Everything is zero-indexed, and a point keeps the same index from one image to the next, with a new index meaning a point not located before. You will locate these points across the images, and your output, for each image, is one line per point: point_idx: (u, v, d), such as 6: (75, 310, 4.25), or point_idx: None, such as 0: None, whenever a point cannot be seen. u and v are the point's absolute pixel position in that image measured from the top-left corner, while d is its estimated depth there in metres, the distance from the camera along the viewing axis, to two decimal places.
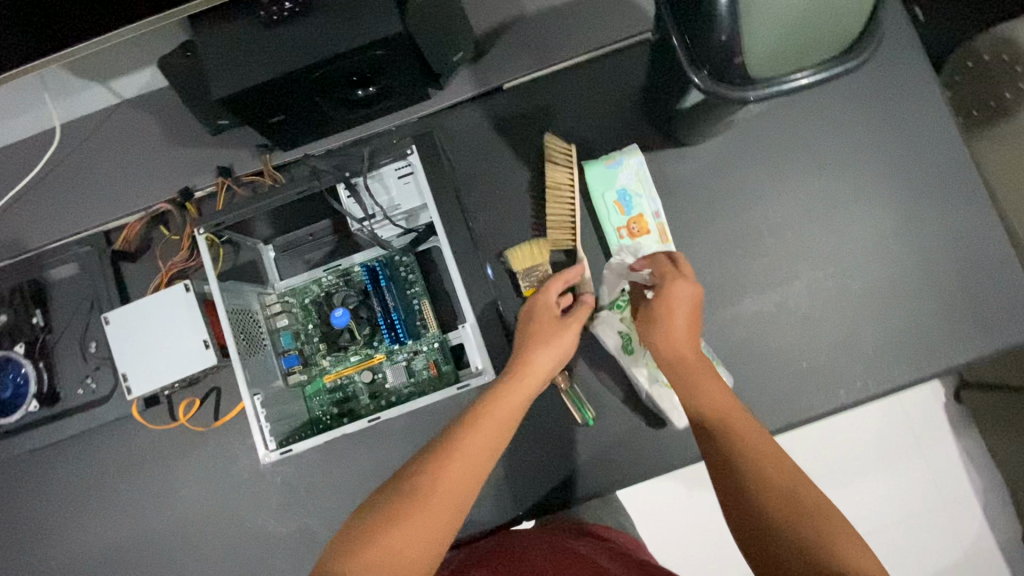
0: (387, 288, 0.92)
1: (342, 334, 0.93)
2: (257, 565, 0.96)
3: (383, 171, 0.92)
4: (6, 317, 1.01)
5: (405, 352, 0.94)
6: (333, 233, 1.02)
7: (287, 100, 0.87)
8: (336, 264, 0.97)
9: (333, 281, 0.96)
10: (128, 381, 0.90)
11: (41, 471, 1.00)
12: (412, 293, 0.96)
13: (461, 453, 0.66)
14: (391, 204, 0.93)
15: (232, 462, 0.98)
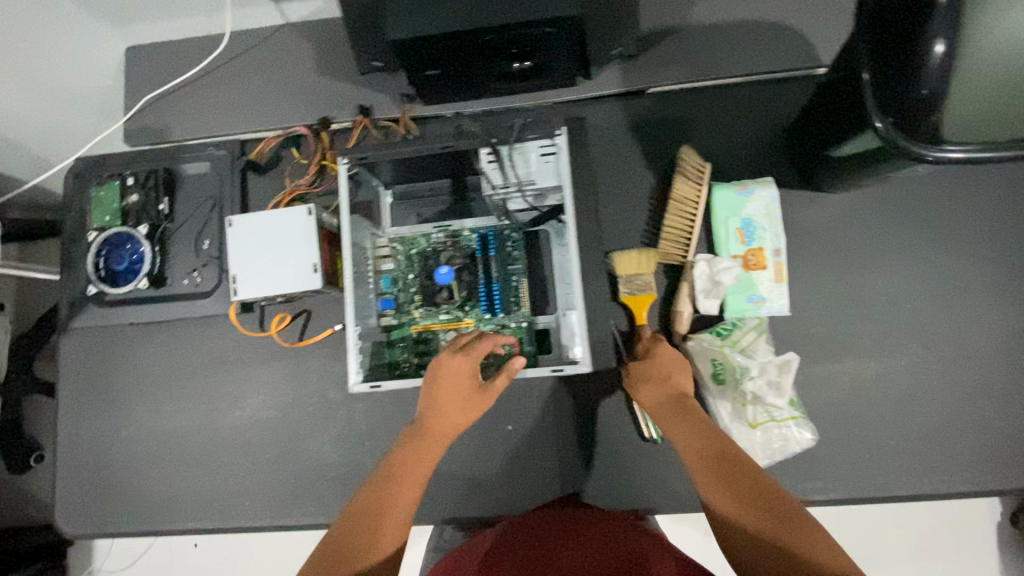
0: (495, 259, 0.95)
1: (442, 291, 0.95)
2: (304, 483, 1.01)
3: (527, 146, 0.93)
4: (138, 198, 1.07)
5: (493, 324, 0.96)
6: (450, 193, 1.04)
7: (448, 56, 0.88)
8: (448, 224, 1.00)
9: (442, 240, 0.99)
10: (236, 284, 0.95)
11: (130, 344, 1.06)
12: (513, 269, 0.97)
13: (389, 504, 0.75)
14: (527, 179, 0.95)
15: (307, 383, 1.02)
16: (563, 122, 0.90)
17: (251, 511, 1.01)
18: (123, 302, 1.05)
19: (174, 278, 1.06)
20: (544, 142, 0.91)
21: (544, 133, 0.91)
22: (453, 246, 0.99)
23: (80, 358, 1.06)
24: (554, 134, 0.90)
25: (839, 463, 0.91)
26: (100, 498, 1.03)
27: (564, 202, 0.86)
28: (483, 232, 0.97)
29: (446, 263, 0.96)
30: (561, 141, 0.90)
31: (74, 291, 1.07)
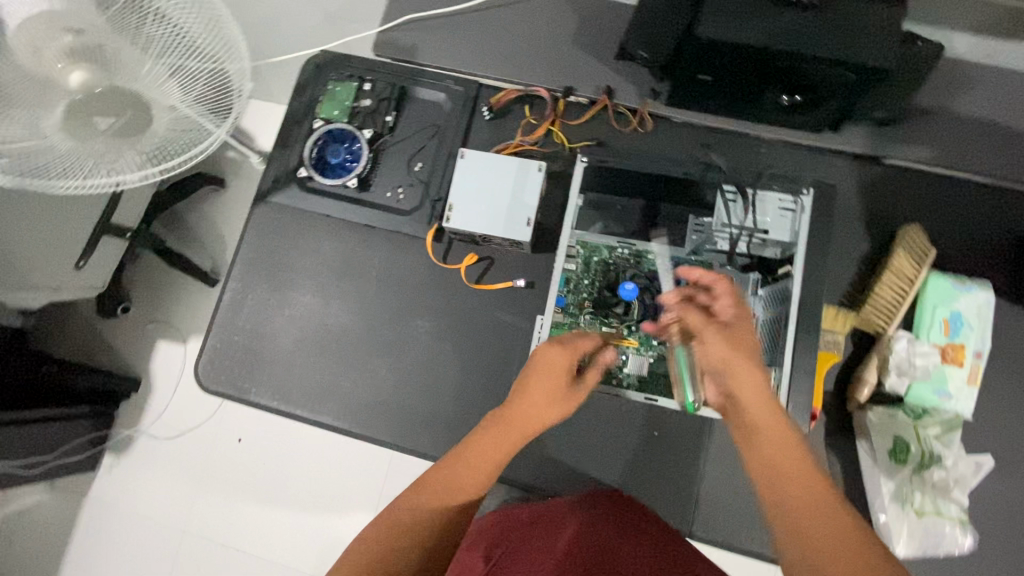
0: (686, 292, 0.96)
1: (622, 307, 0.94)
2: (441, 416, 1.02)
3: (769, 195, 0.96)
4: (369, 104, 1.11)
5: (657, 351, 0.95)
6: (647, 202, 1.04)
7: (734, 67, 0.90)
8: (634, 243, 0.99)
9: (626, 257, 0.99)
10: (450, 214, 0.98)
11: (318, 234, 1.10)
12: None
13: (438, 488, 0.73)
14: (761, 226, 0.94)
15: (472, 325, 1.05)
16: (810, 184, 0.95)
17: (381, 426, 1.03)
18: (324, 193, 1.10)
19: (378, 187, 1.09)
20: (786, 197, 0.95)
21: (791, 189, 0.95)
22: (635, 265, 0.98)
23: (266, 230, 1.10)
24: (802, 191, 0.94)
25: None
26: (245, 364, 1.06)
27: (796, 262, 0.90)
28: (677, 261, 0.98)
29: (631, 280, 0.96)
30: (804, 203, 0.93)
31: (282, 168, 1.11)
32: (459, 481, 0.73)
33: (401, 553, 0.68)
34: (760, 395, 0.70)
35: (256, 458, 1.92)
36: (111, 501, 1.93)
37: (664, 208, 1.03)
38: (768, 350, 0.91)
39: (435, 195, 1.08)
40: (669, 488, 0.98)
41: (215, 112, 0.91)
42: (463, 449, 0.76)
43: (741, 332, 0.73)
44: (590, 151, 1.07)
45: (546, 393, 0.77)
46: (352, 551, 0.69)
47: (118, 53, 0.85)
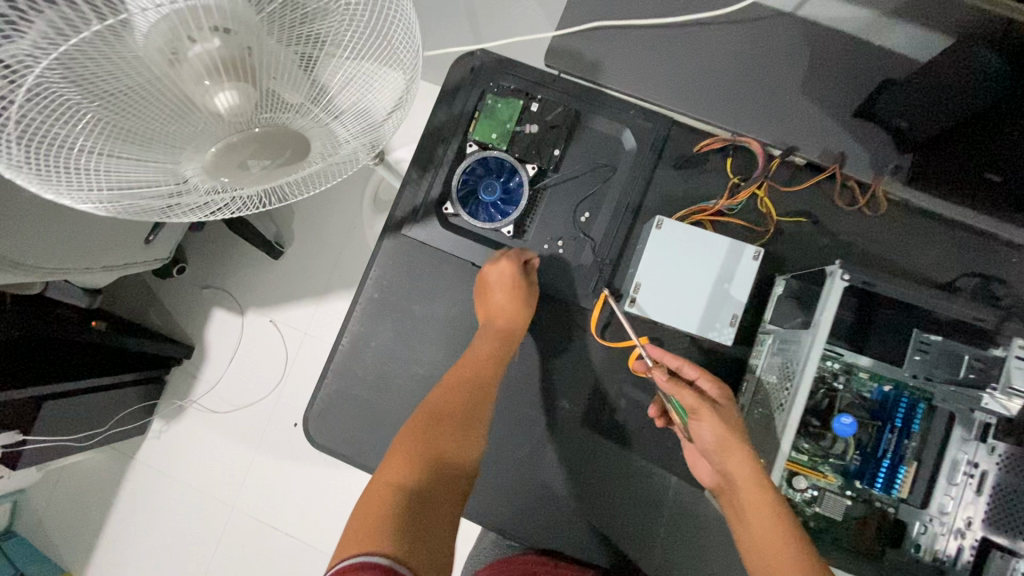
0: (912, 433, 0.81)
1: (828, 439, 0.80)
2: (580, 516, 0.90)
3: None
4: (535, 131, 0.91)
5: (853, 492, 0.83)
6: (863, 299, 0.87)
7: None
8: (850, 354, 0.81)
9: (835, 372, 0.83)
10: (635, 296, 0.81)
11: (456, 281, 0.93)
12: (907, 447, 0.81)
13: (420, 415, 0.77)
14: None
15: (627, 416, 0.91)
16: None
17: (512, 516, 0.90)
18: (470, 235, 0.92)
19: (534, 236, 0.92)
20: None
21: None
22: (846, 384, 0.83)
23: (396, 268, 0.93)
24: None
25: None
26: (361, 422, 0.93)
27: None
28: (904, 392, 0.83)
29: (845, 408, 0.80)
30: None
31: (420, 196, 0.93)
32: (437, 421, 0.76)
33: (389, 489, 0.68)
34: (749, 473, 0.69)
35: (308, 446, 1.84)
36: (159, 468, 1.88)
37: (881, 316, 0.87)
38: (1006, 531, 0.76)
39: (602, 257, 0.90)
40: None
41: (364, 122, 0.70)
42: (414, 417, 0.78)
43: (728, 415, 0.75)
44: (800, 230, 0.88)
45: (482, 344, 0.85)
46: (359, 504, 0.66)
47: (268, 55, 0.57)
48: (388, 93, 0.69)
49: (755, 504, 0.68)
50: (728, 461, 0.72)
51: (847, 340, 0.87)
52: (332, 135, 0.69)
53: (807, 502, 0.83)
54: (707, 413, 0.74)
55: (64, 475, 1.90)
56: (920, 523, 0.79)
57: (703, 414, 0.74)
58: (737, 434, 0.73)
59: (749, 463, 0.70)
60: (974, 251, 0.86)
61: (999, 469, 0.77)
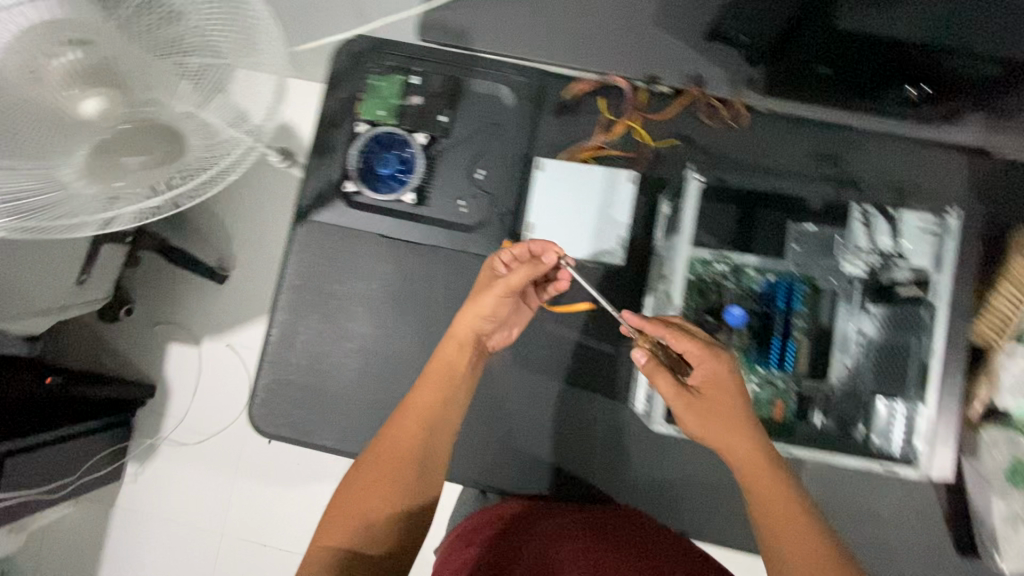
0: (795, 313, 0.88)
1: (725, 332, 0.87)
2: (524, 450, 0.95)
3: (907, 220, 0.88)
4: (420, 102, 0.96)
5: (759, 377, 0.88)
6: (740, 206, 0.94)
7: (831, 43, 0.85)
8: (733, 254, 0.89)
9: (722, 272, 0.90)
10: (529, 234, 0.87)
11: (370, 256, 0.98)
12: (799, 326, 0.88)
13: (395, 440, 0.79)
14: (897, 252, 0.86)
15: (551, 351, 0.97)
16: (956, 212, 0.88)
17: (458, 462, 0.95)
18: (375, 209, 0.97)
19: (436, 200, 0.97)
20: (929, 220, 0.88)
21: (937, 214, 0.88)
22: (736, 283, 0.90)
23: (312, 253, 0.98)
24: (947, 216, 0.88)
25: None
26: (305, 403, 0.97)
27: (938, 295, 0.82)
28: (786, 279, 0.89)
29: (734, 303, 0.88)
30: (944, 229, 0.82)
31: (323, 182, 0.97)
32: (381, 474, 0.77)
33: (367, 498, 0.76)
34: (743, 449, 0.71)
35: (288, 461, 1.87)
36: (142, 508, 1.88)
37: (760, 217, 0.94)
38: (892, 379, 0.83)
39: (503, 208, 0.96)
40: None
41: (247, 117, 0.69)
42: (397, 427, 0.79)
43: (718, 398, 0.72)
44: (676, 152, 0.95)
45: (458, 346, 0.82)
46: (352, 498, 0.76)
47: (126, 62, 0.61)
48: (264, 88, 0.69)
49: (753, 477, 0.70)
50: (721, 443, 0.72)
51: (734, 242, 0.94)
52: (211, 131, 0.67)
53: None
54: (683, 401, 0.74)
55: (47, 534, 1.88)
56: (824, 392, 0.86)
57: (695, 405, 0.73)
58: (736, 419, 0.72)
59: (749, 447, 0.71)
60: (832, 142, 0.94)
61: (880, 329, 0.86)
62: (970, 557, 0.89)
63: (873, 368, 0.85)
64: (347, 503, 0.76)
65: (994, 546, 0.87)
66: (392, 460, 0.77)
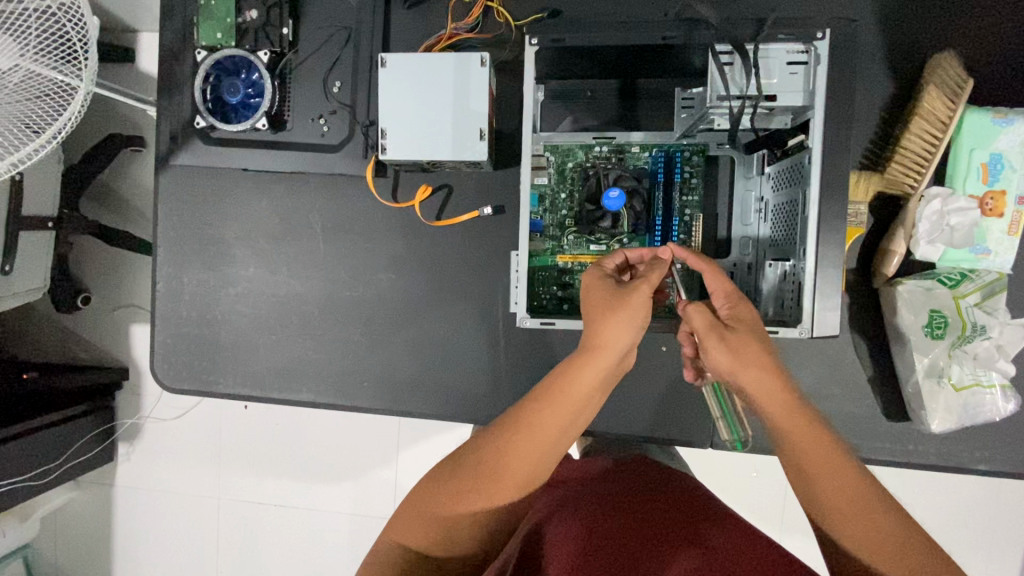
0: (679, 186, 0.81)
1: (608, 219, 0.80)
2: (427, 374, 0.91)
3: (771, 49, 0.64)
4: (257, 16, 0.87)
5: None
6: (618, 79, 0.85)
7: None
8: (613, 134, 0.80)
9: (604, 156, 0.83)
10: (384, 143, 0.80)
11: (242, 193, 0.93)
12: (687, 201, 0.81)
13: (510, 473, 0.61)
14: (767, 94, 0.65)
15: (442, 268, 0.90)
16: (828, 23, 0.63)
17: (363, 394, 0.92)
18: (234, 143, 0.91)
19: (295, 123, 0.90)
20: (793, 48, 0.65)
21: (796, 35, 0.65)
22: (618, 163, 0.83)
23: (182, 200, 0.94)
24: (815, 37, 0.64)
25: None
26: (203, 354, 0.95)
27: (813, 136, 0.64)
28: (667, 150, 0.81)
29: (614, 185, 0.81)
30: (819, 51, 0.63)
31: (176, 122, 0.91)
32: (477, 494, 0.61)
33: (447, 511, 0.61)
34: (827, 457, 0.57)
35: (252, 450, 1.67)
36: (128, 510, 1.78)
37: (643, 86, 0.84)
38: (784, 241, 0.74)
39: (364, 120, 0.88)
40: (697, 414, 0.87)
41: None
42: (503, 448, 0.61)
43: (749, 338, 0.62)
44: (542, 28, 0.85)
45: (600, 365, 0.62)
46: (434, 515, 0.62)
47: None
48: None
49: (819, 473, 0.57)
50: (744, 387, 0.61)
51: (619, 121, 0.85)
52: None
53: None
54: (716, 337, 0.62)
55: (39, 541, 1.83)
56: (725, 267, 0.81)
57: (737, 340, 0.62)
58: (810, 430, 0.58)
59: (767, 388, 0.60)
60: None
61: (773, 189, 0.77)
62: (899, 420, 0.84)
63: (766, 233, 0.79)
64: (423, 509, 0.62)
65: (922, 408, 0.80)
66: (493, 477, 0.61)
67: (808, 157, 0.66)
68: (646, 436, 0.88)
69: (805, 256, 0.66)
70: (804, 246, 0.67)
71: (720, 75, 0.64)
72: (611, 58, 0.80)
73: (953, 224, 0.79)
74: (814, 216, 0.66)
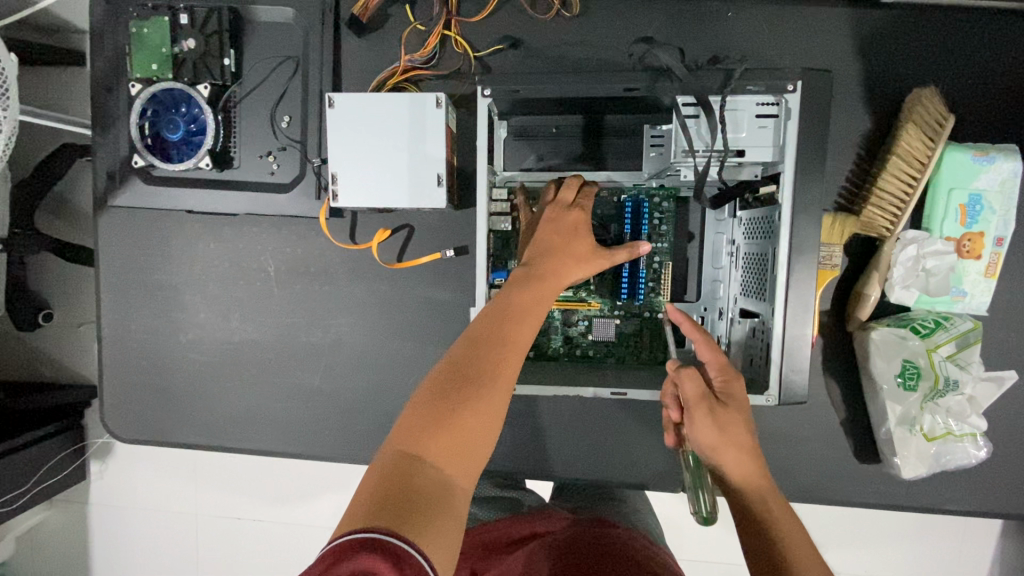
0: (648, 235, 0.78)
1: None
2: (391, 421, 0.87)
3: (739, 100, 0.61)
4: (194, 45, 0.80)
5: (623, 310, 0.79)
6: (583, 115, 0.80)
7: None
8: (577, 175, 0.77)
9: None
10: (336, 188, 0.75)
11: (189, 234, 0.87)
12: (657, 247, 0.78)
13: (465, 430, 0.51)
14: (736, 149, 0.61)
15: (404, 311, 0.86)
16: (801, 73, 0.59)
17: (326, 443, 0.89)
18: (177, 181, 0.85)
19: (243, 161, 0.84)
20: (763, 99, 0.61)
21: (767, 85, 0.60)
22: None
23: (125, 241, 0.88)
24: (786, 88, 0.60)
25: (1004, 491, 0.81)
26: (155, 404, 0.90)
27: (784, 193, 0.61)
28: (636, 195, 0.78)
29: None
30: (790, 105, 0.60)
31: (114, 160, 0.85)
32: (437, 450, 0.49)
33: (464, 454, 0.51)
34: (794, 544, 0.53)
35: (222, 469, 1.58)
36: (101, 533, 1.72)
37: (610, 122, 0.80)
38: (755, 295, 0.70)
39: (316, 158, 0.82)
40: (669, 459, 0.85)
41: None
42: (473, 400, 0.52)
43: (738, 418, 0.59)
44: (502, 61, 0.80)
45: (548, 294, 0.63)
46: (450, 431, 0.50)
47: None
48: None
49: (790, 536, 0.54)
50: (725, 467, 0.58)
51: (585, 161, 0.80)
52: None
53: (583, 333, 0.80)
54: (706, 410, 0.58)
55: (13, 563, 1.79)
56: (694, 313, 0.78)
57: (723, 419, 0.58)
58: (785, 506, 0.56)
59: (748, 468, 0.57)
60: (690, 18, 0.77)
61: (745, 235, 0.74)
62: (872, 464, 0.82)
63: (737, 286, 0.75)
64: (376, 485, 0.47)
65: (894, 455, 0.78)
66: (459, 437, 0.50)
67: (781, 215, 0.62)
68: (617, 482, 0.86)
69: (773, 317, 0.64)
70: (774, 306, 0.64)
71: (685, 131, 0.60)
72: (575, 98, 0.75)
73: (927, 267, 0.77)
74: (786, 277, 0.63)
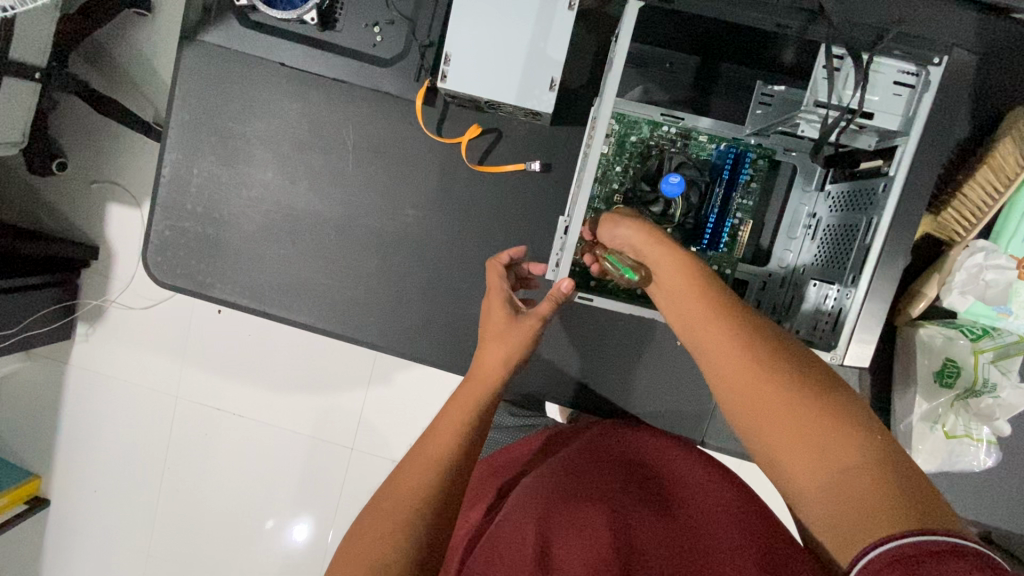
0: (741, 187, 0.78)
1: (661, 204, 0.76)
2: (435, 319, 0.88)
3: (880, 65, 0.62)
4: None
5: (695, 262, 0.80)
6: (699, 57, 0.80)
7: None
8: (685, 118, 0.75)
9: (669, 136, 0.78)
10: (445, 69, 0.73)
11: (273, 89, 0.85)
12: (740, 205, 0.79)
13: (402, 476, 0.63)
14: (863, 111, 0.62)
15: (472, 214, 0.86)
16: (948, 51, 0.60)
17: (364, 328, 0.88)
18: (274, 31, 0.82)
19: (345, 26, 0.81)
20: (902, 70, 0.62)
21: (911, 55, 0.61)
22: (681, 149, 0.79)
23: (205, 81, 0.85)
24: (930, 63, 0.61)
25: (993, 503, 0.86)
26: (200, 253, 0.89)
27: (901, 163, 0.61)
28: (736, 148, 0.78)
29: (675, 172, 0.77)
30: (930, 77, 0.60)
31: None
32: (397, 487, 0.63)
33: (446, 449, 0.64)
34: (732, 360, 0.53)
35: (216, 351, 1.51)
36: (67, 400, 1.58)
37: (723, 70, 0.80)
38: (832, 266, 0.71)
39: (423, 39, 0.80)
40: (693, 407, 0.88)
41: None
42: (408, 465, 0.65)
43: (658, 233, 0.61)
44: None
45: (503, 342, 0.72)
46: (394, 489, 0.63)
47: None
48: None
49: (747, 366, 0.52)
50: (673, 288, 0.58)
51: (692, 104, 0.81)
52: None
53: None
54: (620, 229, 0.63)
55: None
56: (760, 277, 0.80)
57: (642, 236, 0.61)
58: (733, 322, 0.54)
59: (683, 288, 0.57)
60: None
61: (829, 208, 0.74)
62: None
63: (809, 254, 0.76)
64: (367, 525, 0.60)
65: (909, 447, 0.84)
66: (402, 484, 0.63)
67: (890, 185, 0.63)
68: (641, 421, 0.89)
69: (859, 283, 0.64)
70: (863, 275, 0.64)
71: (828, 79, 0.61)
72: (706, 25, 0.71)
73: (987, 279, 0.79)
74: (879, 248, 0.63)
